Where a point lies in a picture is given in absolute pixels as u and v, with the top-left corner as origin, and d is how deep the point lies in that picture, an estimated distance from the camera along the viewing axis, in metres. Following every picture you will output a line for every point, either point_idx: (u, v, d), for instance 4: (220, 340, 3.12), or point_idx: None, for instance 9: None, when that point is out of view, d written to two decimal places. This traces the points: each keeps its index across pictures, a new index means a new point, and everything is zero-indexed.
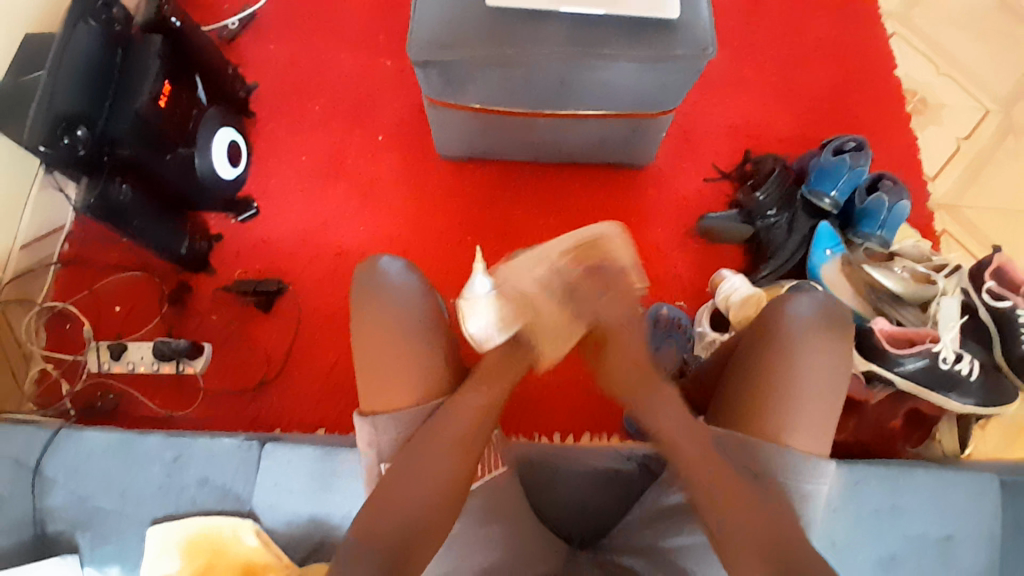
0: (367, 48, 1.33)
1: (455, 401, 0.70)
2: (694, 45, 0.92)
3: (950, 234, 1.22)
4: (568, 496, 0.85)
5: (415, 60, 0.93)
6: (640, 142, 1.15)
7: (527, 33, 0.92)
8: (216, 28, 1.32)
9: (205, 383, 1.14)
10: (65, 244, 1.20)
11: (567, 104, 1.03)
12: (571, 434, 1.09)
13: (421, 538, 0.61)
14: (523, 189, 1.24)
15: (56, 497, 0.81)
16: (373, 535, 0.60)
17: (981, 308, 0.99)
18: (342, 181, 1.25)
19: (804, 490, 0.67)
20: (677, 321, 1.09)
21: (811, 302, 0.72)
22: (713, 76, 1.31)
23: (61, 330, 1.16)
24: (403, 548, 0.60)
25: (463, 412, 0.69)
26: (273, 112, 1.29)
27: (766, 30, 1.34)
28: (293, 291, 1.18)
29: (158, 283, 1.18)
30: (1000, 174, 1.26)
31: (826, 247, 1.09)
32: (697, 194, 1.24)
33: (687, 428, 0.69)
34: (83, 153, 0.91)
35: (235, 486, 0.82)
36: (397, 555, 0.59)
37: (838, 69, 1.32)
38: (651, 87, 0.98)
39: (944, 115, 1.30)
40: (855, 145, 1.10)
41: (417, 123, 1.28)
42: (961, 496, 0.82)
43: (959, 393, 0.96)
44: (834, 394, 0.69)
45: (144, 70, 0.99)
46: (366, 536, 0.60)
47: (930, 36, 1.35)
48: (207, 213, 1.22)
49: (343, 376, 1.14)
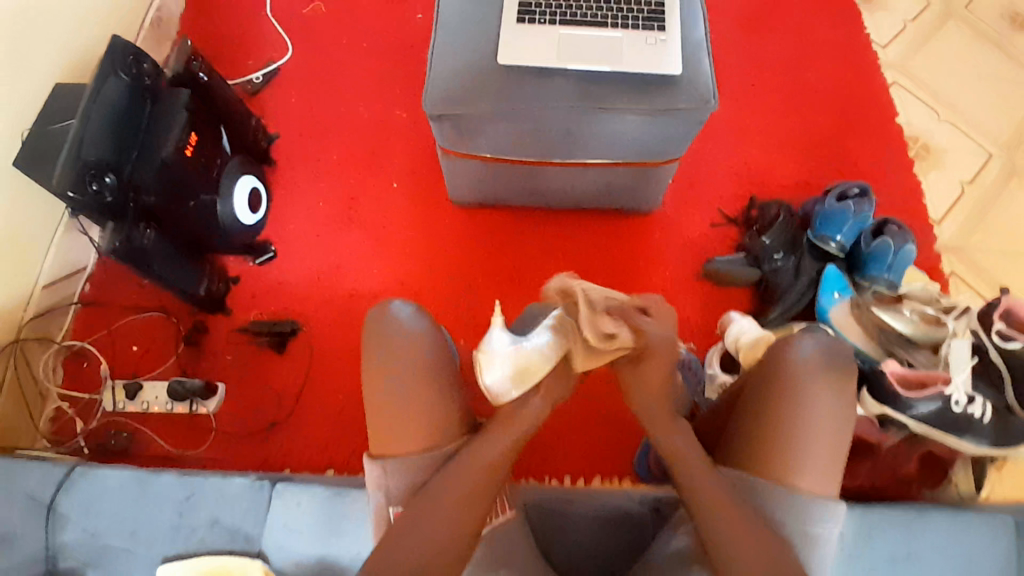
0: (383, 98, 1.38)
1: (470, 451, 0.70)
2: (696, 98, 0.95)
3: (958, 276, 1.22)
4: (578, 539, 0.84)
5: (430, 113, 0.96)
6: (648, 189, 1.17)
7: (536, 88, 0.95)
8: (239, 80, 1.37)
9: (217, 424, 1.14)
10: (86, 286, 1.23)
11: (576, 153, 1.06)
12: (581, 477, 1.08)
13: None
14: (533, 233, 1.26)
15: (68, 534, 0.82)
16: None
17: (992, 349, 0.95)
18: (357, 225, 1.28)
19: (813, 533, 0.68)
20: (688, 361, 1.10)
21: (814, 342, 0.72)
22: (719, 124, 1.35)
23: (78, 370, 1.17)
24: None
25: (476, 462, 0.69)
26: (292, 160, 1.33)
27: (769, 80, 1.38)
28: (306, 333, 1.20)
29: (174, 324, 1.20)
30: (1004, 217, 1.27)
31: (834, 290, 1.11)
32: (704, 238, 1.26)
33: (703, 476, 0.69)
34: (109, 199, 0.96)
35: (244, 525, 0.82)
36: None
37: (841, 117, 1.35)
38: (657, 138, 1.01)
39: (947, 160, 1.32)
40: (858, 191, 1.12)
41: (430, 169, 1.32)
42: (978, 540, 0.81)
43: (972, 435, 0.96)
44: (840, 435, 0.69)
45: (171, 121, 1.03)
46: None
47: (930, 85, 1.38)
48: (224, 256, 1.25)
49: (354, 416, 1.14)
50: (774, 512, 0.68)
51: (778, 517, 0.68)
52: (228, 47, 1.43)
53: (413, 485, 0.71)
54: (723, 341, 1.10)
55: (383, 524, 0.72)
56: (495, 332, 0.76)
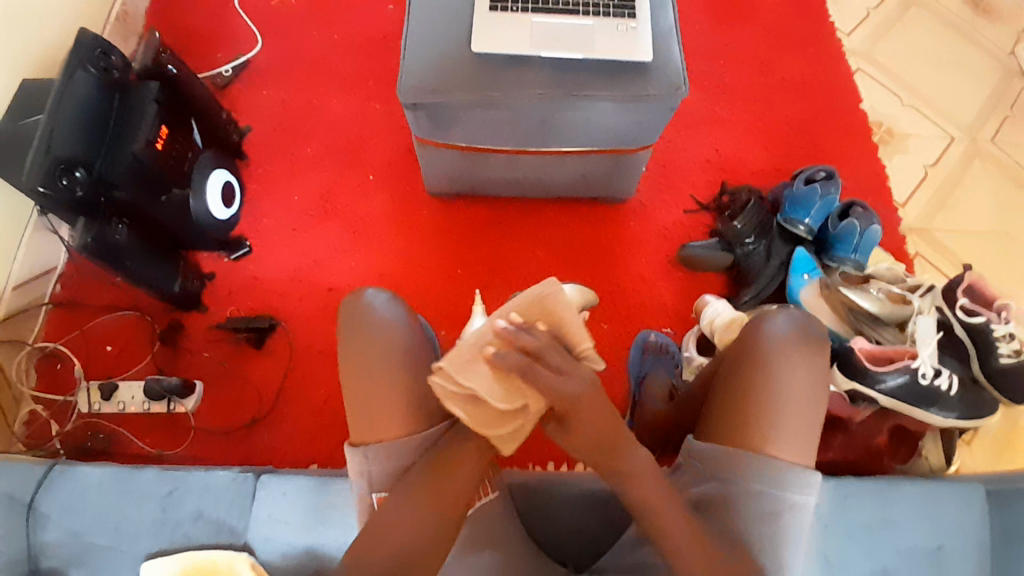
0: (356, 91, 1.38)
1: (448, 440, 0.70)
2: (667, 84, 0.96)
3: (923, 257, 1.26)
4: (562, 520, 0.86)
5: (405, 103, 0.97)
6: (621, 177, 1.19)
7: (510, 76, 0.96)
8: (209, 74, 1.36)
9: (196, 422, 1.13)
10: (57, 286, 1.20)
11: (550, 141, 1.07)
12: (564, 462, 1.10)
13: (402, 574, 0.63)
14: (509, 224, 1.27)
15: (49, 533, 0.81)
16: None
17: (957, 325, 1.01)
18: (333, 219, 1.27)
19: (792, 501, 0.69)
20: (665, 346, 1.12)
21: (787, 318, 0.75)
22: (690, 112, 1.37)
23: (51, 371, 1.16)
24: None
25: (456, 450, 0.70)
26: (266, 155, 1.32)
27: (738, 68, 1.41)
28: (285, 328, 1.19)
29: (149, 322, 1.19)
30: (966, 198, 1.31)
31: (804, 271, 1.13)
32: (678, 225, 1.28)
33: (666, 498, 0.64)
34: (80, 194, 0.94)
35: (230, 518, 0.82)
36: None
37: (808, 103, 1.38)
38: (630, 125, 1.03)
39: (911, 144, 1.36)
40: (825, 175, 1.15)
41: (405, 161, 1.32)
42: (948, 505, 0.84)
43: (939, 407, 0.99)
44: (817, 406, 0.71)
45: (141, 113, 1.02)
46: None
47: (893, 71, 1.42)
48: (199, 253, 1.23)
49: (335, 410, 1.14)
50: (750, 480, 0.69)
51: (754, 484, 0.69)
52: (197, 42, 1.41)
53: (396, 469, 0.71)
54: (699, 325, 1.12)
55: (368, 510, 0.72)
56: (476, 318, 1.02)
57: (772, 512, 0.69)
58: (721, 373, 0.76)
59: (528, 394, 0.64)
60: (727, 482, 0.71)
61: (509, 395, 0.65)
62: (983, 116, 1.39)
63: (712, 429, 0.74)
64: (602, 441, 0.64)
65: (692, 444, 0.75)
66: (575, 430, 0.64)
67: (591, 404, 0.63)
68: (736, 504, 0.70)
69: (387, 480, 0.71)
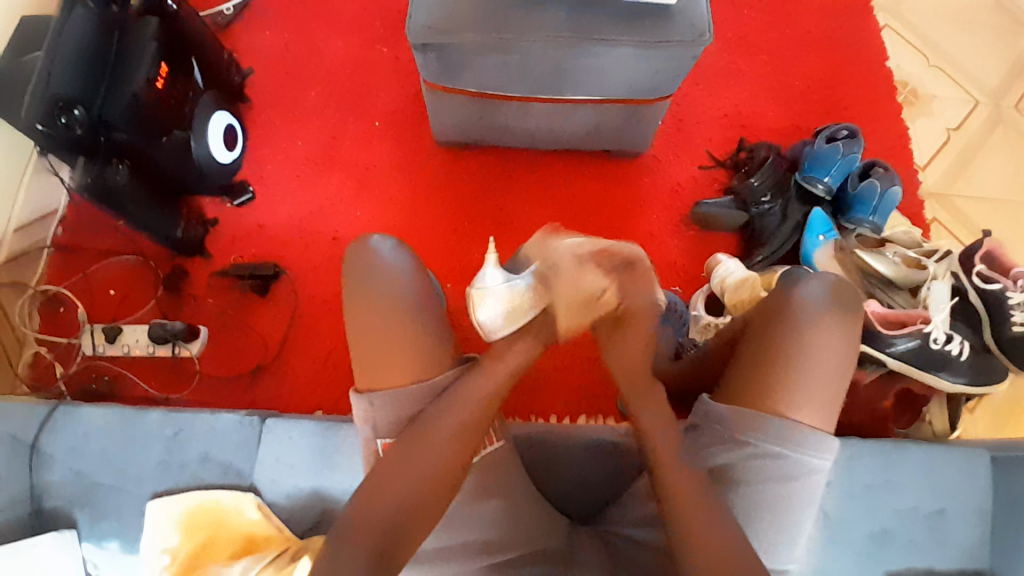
0: (363, 34, 1.33)
1: (457, 393, 0.70)
2: (690, 31, 0.93)
3: (940, 222, 1.24)
4: (567, 473, 0.86)
5: (415, 43, 0.94)
6: (635, 129, 1.15)
7: (526, 16, 0.93)
8: (211, 12, 1.31)
9: (202, 367, 1.13)
10: (59, 229, 1.19)
11: (564, 89, 1.04)
12: (567, 417, 1.09)
13: (411, 522, 0.63)
14: (520, 177, 1.25)
15: (53, 474, 0.81)
16: (364, 525, 0.62)
17: (971, 291, 1.00)
18: (339, 166, 1.25)
19: (808, 466, 0.69)
20: (676, 308, 1.08)
21: (820, 283, 0.73)
22: (708, 65, 1.33)
23: (54, 314, 1.15)
24: (392, 537, 0.61)
25: (464, 403, 0.69)
26: (270, 98, 1.29)
27: (760, 21, 1.36)
28: (290, 276, 1.18)
29: (152, 267, 1.18)
30: (988, 164, 1.28)
31: (819, 233, 1.11)
32: (691, 182, 1.25)
33: (694, 480, 0.66)
34: (80, 133, 0.91)
35: (235, 462, 0.82)
36: (386, 545, 0.60)
37: (830, 59, 1.34)
38: (647, 73, 0.99)
39: (934, 106, 1.32)
40: (847, 134, 1.12)
41: (413, 108, 1.29)
42: (952, 470, 0.83)
43: (949, 371, 0.97)
44: (842, 373, 0.70)
45: (139, 51, 0.97)
46: (357, 527, 0.61)
47: (920, 29, 1.37)
48: (202, 198, 1.21)
49: (340, 359, 1.14)
50: (769, 442, 0.69)
51: (773, 447, 0.69)
52: None
53: (401, 417, 0.70)
54: (709, 284, 1.11)
55: (372, 455, 0.71)
56: (488, 271, 0.87)
57: (787, 474, 0.69)
58: (747, 334, 0.75)
59: (607, 287, 0.82)
60: (744, 443, 0.70)
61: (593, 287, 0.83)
62: (1010, 81, 1.34)
63: (733, 391, 0.73)
64: (639, 365, 0.80)
65: (708, 403, 0.73)
66: (625, 343, 0.81)
67: (643, 317, 0.81)
68: (750, 466, 0.70)
69: (393, 427, 0.70)
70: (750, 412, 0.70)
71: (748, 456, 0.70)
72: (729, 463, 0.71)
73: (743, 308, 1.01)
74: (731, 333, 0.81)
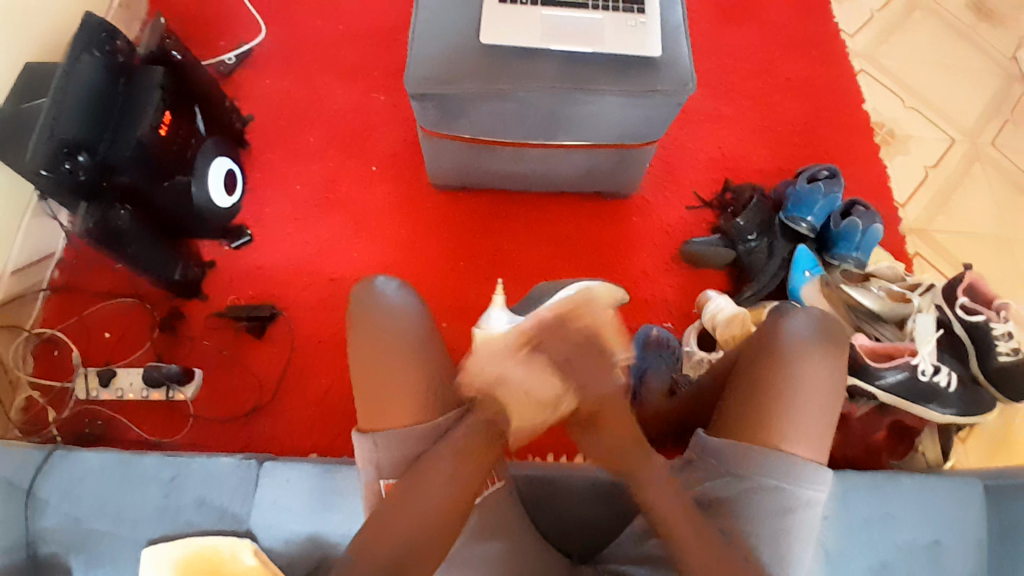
0: (361, 82, 1.37)
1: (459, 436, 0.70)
2: (674, 81, 0.97)
3: (922, 257, 1.27)
4: (569, 513, 0.86)
5: (413, 92, 0.96)
6: (626, 172, 1.19)
7: (518, 68, 0.96)
8: (213, 61, 1.35)
9: (195, 410, 1.13)
10: (56, 271, 1.20)
11: (557, 135, 1.07)
12: (564, 455, 1.10)
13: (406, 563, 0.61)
14: (513, 218, 1.27)
15: (49, 519, 0.80)
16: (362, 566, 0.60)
17: (956, 323, 1.02)
18: (335, 210, 1.27)
19: (804, 497, 0.69)
20: (666, 341, 1.11)
21: (806, 318, 0.75)
22: (694, 109, 1.38)
23: (49, 357, 1.15)
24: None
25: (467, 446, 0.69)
26: (268, 144, 1.32)
27: (742, 66, 1.42)
28: (287, 317, 1.19)
29: (149, 310, 1.18)
30: (968, 200, 1.32)
31: (805, 269, 1.13)
32: (681, 221, 1.28)
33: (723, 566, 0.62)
34: (83, 178, 0.94)
35: (233, 506, 0.82)
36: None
37: (811, 102, 1.39)
38: (636, 119, 1.03)
39: (912, 145, 1.37)
40: (828, 173, 1.16)
41: (408, 152, 1.32)
42: (946, 502, 0.84)
43: (939, 403, 0.99)
44: (832, 404, 0.72)
45: (146, 98, 1.01)
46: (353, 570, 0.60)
47: (897, 72, 1.43)
48: (200, 241, 1.23)
49: (336, 401, 1.14)
50: (765, 475, 0.69)
51: (769, 480, 0.69)
52: (200, 29, 1.40)
53: (405, 456, 0.70)
54: (700, 320, 1.12)
55: (374, 497, 0.70)
56: (494, 312, 0.94)
57: (786, 506, 0.69)
58: (738, 368, 0.77)
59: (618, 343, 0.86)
60: (741, 477, 0.71)
61: (547, 389, 0.83)
62: (985, 120, 1.40)
63: (726, 428, 0.74)
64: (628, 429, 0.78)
65: (703, 438, 0.74)
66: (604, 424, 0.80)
67: None
68: (748, 499, 0.70)
69: (396, 468, 0.70)
70: (746, 446, 0.71)
71: (745, 490, 0.70)
72: (725, 496, 0.71)
73: (735, 342, 1.03)
74: (723, 366, 0.83)
